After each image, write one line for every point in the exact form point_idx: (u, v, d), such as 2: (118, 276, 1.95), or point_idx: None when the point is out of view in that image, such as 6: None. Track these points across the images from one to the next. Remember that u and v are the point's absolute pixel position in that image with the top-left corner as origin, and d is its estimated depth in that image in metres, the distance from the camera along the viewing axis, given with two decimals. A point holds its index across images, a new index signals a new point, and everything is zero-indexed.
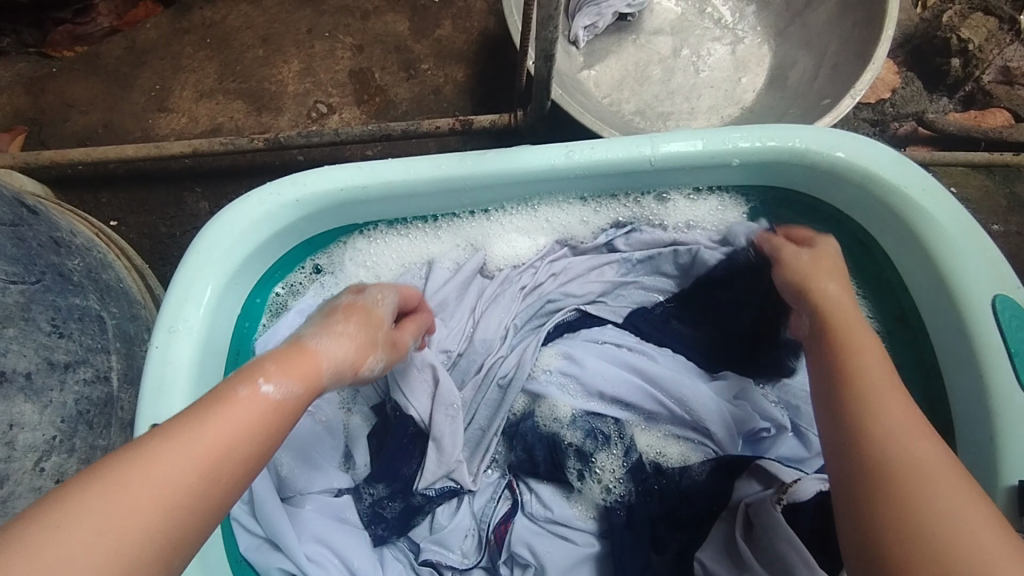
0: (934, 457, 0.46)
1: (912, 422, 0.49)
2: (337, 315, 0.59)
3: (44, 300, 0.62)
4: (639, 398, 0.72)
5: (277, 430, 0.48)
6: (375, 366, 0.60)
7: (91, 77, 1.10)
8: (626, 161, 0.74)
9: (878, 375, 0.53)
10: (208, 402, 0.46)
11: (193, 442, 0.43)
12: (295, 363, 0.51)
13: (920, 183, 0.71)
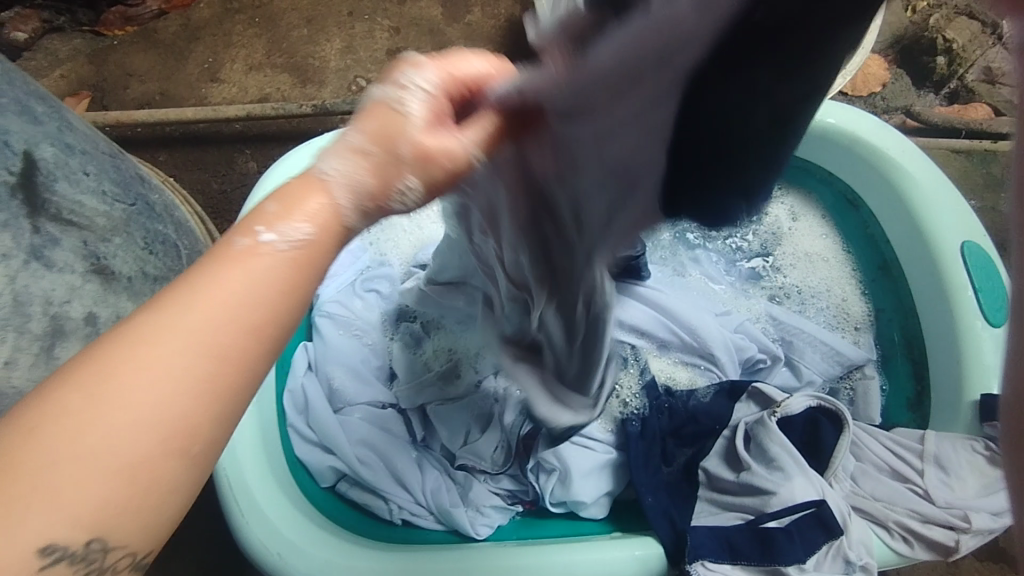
0: None
1: None
2: (361, 121, 0.45)
3: (139, 221, 0.71)
4: (660, 330, 0.83)
5: (297, 285, 0.44)
6: (412, 194, 0.46)
7: (148, 49, 1.20)
8: None
9: None
10: (210, 261, 0.42)
11: (189, 318, 0.40)
12: (297, 195, 0.44)
13: (900, 145, 0.81)
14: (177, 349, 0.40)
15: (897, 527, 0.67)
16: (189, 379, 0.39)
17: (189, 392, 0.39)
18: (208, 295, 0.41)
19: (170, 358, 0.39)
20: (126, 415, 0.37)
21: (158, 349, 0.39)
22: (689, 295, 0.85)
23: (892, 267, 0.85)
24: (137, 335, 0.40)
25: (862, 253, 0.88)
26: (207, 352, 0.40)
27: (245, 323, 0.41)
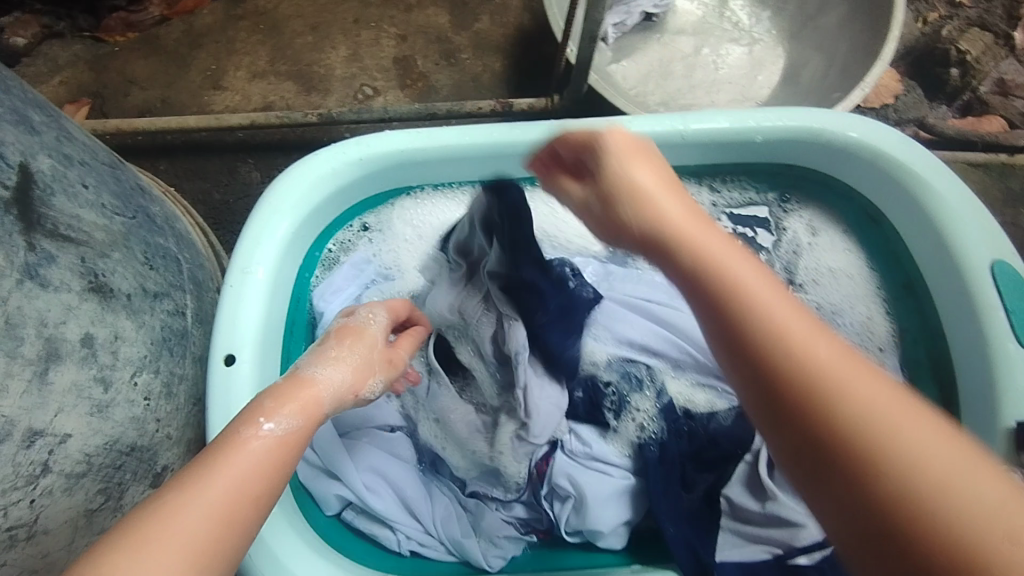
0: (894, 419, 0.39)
1: (892, 403, 0.40)
2: (328, 342, 0.59)
3: (139, 235, 0.68)
4: (671, 349, 0.80)
5: (284, 464, 0.48)
6: (276, 429, 0.48)
7: (149, 56, 1.17)
8: (661, 136, 0.82)
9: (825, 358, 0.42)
10: (217, 450, 0.46)
11: (217, 487, 0.44)
12: (290, 391, 0.51)
13: (924, 160, 0.79)
14: (192, 506, 0.43)
15: None
16: (208, 529, 0.42)
17: (197, 534, 0.42)
18: (239, 442, 0.47)
19: (190, 514, 0.42)
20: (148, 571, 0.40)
21: (172, 514, 0.42)
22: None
23: (915, 285, 0.83)
24: (164, 498, 0.43)
25: (885, 270, 0.86)
26: (223, 498, 0.44)
27: (250, 495, 0.45)
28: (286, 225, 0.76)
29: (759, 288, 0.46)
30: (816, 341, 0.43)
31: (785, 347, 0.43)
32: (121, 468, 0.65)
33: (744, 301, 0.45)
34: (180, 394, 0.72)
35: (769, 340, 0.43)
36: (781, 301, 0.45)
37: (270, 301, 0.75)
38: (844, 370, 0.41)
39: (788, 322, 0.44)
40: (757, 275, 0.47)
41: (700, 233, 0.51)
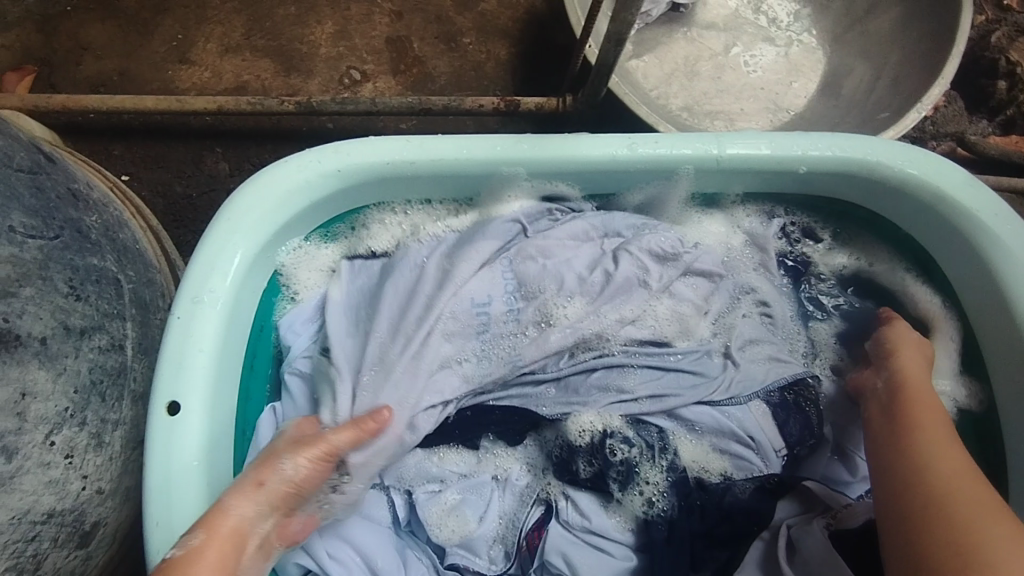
0: (985, 539, 0.48)
1: (989, 514, 0.51)
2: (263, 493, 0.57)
3: (62, 259, 0.56)
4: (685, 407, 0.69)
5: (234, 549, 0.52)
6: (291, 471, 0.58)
7: (108, 19, 1.03)
8: (691, 160, 0.70)
9: (953, 481, 0.53)
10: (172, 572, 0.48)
11: None
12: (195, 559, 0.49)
13: (991, 206, 0.68)
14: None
15: None
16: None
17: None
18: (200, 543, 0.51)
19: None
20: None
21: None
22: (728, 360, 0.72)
23: (966, 346, 0.73)
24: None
25: (932, 325, 0.75)
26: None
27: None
28: (248, 246, 0.65)
29: (927, 442, 0.57)
30: (971, 501, 0.52)
31: (941, 501, 0.52)
32: (36, 538, 0.54)
33: (920, 463, 0.56)
34: (115, 442, 0.60)
35: (937, 488, 0.53)
36: (932, 419, 0.60)
37: (226, 337, 0.64)
38: (982, 520, 0.50)
39: (953, 475, 0.54)
40: (935, 423, 0.59)
41: (919, 397, 0.62)
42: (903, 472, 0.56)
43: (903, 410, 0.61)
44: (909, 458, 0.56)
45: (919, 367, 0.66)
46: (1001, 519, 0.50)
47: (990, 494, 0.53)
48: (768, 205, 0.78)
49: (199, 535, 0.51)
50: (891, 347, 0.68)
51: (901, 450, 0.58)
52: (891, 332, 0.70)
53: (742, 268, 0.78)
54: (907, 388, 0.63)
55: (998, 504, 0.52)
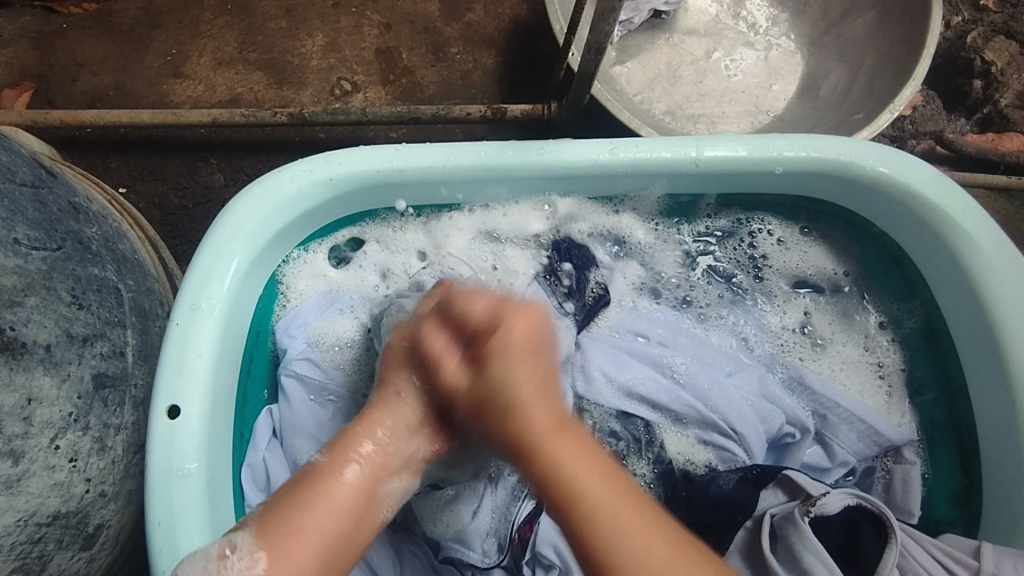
0: (625, 531, 0.49)
1: (624, 509, 0.50)
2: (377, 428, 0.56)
3: (65, 269, 0.59)
4: (661, 395, 0.72)
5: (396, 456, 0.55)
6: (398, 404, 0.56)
7: (102, 36, 1.05)
8: (671, 163, 0.73)
9: (587, 473, 0.51)
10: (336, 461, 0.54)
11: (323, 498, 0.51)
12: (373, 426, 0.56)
13: (959, 202, 0.70)
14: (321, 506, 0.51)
15: None
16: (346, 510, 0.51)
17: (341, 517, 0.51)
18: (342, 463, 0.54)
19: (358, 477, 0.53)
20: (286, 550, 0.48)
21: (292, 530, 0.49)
22: (701, 353, 0.75)
23: (939, 337, 0.76)
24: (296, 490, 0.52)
25: (907, 317, 0.78)
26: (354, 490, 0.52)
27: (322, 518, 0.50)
28: (243, 255, 0.67)
29: (552, 438, 0.52)
30: (603, 495, 0.50)
31: (593, 532, 0.49)
32: (42, 540, 0.56)
33: (561, 480, 0.50)
34: (117, 446, 0.63)
35: (579, 506, 0.50)
36: (552, 420, 0.53)
37: (224, 343, 0.66)
38: (660, 561, 0.48)
39: (592, 488, 0.50)
40: (567, 439, 0.53)
41: (509, 362, 0.54)
42: (549, 491, 0.51)
43: (524, 438, 0.52)
44: (555, 485, 0.50)
45: (526, 343, 0.55)
46: (616, 492, 0.50)
47: (662, 519, 0.50)
48: (747, 206, 0.81)
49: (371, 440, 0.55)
50: (479, 369, 0.55)
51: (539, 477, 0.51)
52: (501, 334, 0.55)
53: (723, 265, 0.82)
54: (522, 410, 0.53)
55: (675, 528, 0.50)
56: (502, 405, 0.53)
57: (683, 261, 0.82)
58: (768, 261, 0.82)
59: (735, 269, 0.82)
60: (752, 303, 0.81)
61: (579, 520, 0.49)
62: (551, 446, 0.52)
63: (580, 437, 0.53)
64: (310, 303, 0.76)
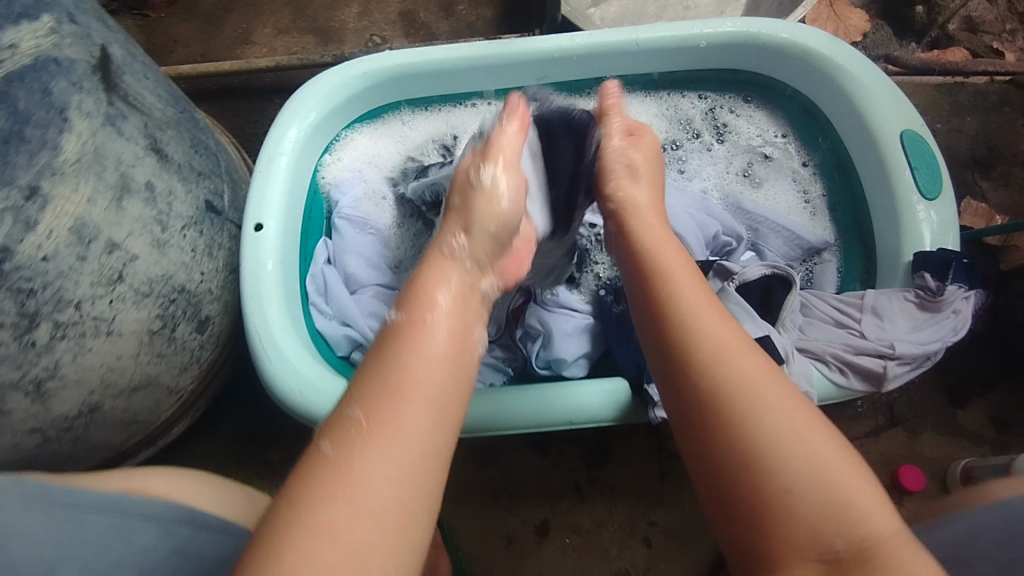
0: (817, 448, 0.51)
1: (804, 422, 0.52)
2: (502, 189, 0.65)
3: (187, 125, 0.85)
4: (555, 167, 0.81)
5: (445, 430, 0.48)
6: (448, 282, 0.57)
7: (190, 19, 1.36)
8: (618, 45, 0.95)
9: (770, 386, 0.54)
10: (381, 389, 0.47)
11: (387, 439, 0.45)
12: (388, 410, 0.46)
13: (845, 53, 0.89)
14: (385, 429, 0.45)
15: (835, 361, 0.75)
16: (411, 431, 0.46)
17: (426, 427, 0.46)
18: (365, 420, 0.45)
19: (394, 424, 0.45)
20: (346, 545, 0.40)
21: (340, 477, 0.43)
22: (654, 181, 0.96)
23: (845, 163, 0.94)
24: (297, 493, 0.43)
25: (824, 154, 0.97)
26: (444, 314, 0.53)
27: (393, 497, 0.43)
28: (302, 128, 0.92)
29: (732, 349, 0.57)
30: (767, 389, 0.54)
31: (735, 415, 0.53)
32: (177, 302, 0.81)
33: (709, 363, 0.56)
34: (221, 258, 0.88)
35: (731, 401, 0.54)
36: (713, 317, 0.60)
37: (292, 187, 0.90)
38: (825, 465, 0.50)
39: (745, 369, 0.55)
40: (740, 345, 0.58)
41: (704, 300, 0.61)
42: (676, 359, 0.58)
43: (693, 332, 0.58)
44: (703, 372, 0.56)
45: (682, 258, 0.67)
46: (814, 425, 0.53)
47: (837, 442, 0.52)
48: (690, 81, 1.01)
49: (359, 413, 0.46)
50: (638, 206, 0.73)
51: (716, 365, 0.56)
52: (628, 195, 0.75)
53: (680, 128, 1.02)
54: (671, 276, 0.64)
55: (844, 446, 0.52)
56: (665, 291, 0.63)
57: (658, 125, 1.02)
58: (721, 125, 1.01)
59: (696, 133, 1.02)
60: (705, 154, 1.01)
61: (722, 399, 0.54)
62: (719, 339, 0.58)
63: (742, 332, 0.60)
64: (348, 175, 1.00)
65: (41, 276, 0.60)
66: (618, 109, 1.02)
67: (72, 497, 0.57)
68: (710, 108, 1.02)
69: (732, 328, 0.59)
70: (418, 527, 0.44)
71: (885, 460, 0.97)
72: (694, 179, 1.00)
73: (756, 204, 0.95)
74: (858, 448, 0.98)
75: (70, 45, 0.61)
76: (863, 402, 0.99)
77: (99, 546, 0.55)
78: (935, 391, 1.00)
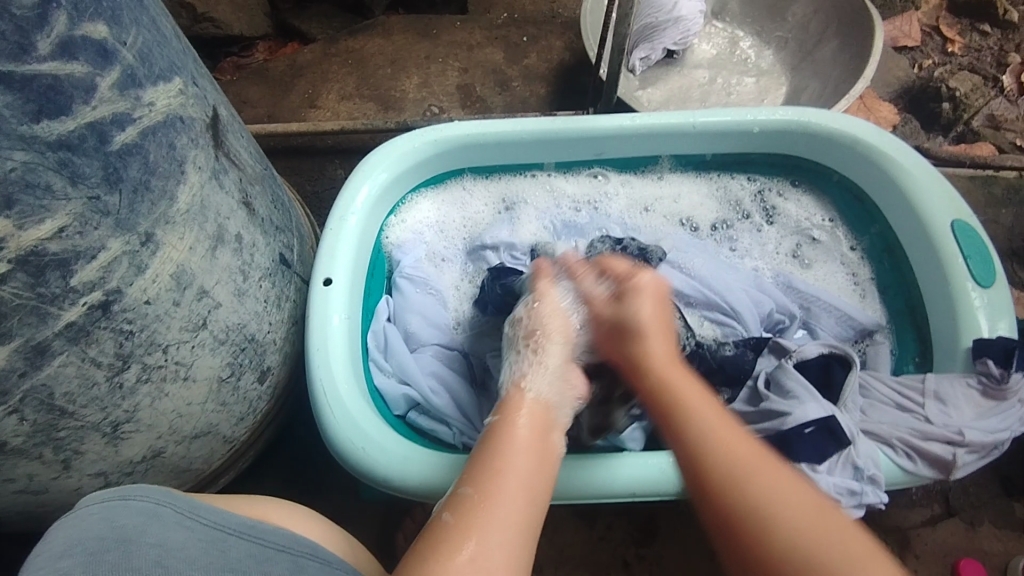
0: (852, 550, 0.55)
1: (835, 526, 0.57)
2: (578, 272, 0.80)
3: (269, 183, 0.88)
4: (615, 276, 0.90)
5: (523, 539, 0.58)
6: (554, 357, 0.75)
7: (260, 83, 1.44)
8: (676, 126, 1.00)
9: (761, 481, 0.60)
10: (473, 500, 0.59)
11: (488, 524, 0.57)
12: (478, 503, 0.59)
13: (893, 144, 0.94)
14: (492, 502, 0.59)
15: (902, 446, 0.74)
16: (512, 495, 0.60)
17: (526, 498, 0.61)
18: (476, 495, 0.60)
19: (499, 500, 0.59)
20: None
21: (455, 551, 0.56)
22: (708, 256, 0.98)
23: (894, 248, 0.97)
24: (435, 542, 0.57)
25: (872, 238, 1.00)
26: (525, 435, 0.66)
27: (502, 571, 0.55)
28: (372, 189, 0.96)
29: (721, 443, 0.64)
30: (774, 489, 0.60)
31: (739, 507, 0.60)
32: (244, 352, 0.81)
33: (724, 466, 0.62)
34: (285, 310, 0.90)
35: (760, 536, 0.58)
36: (737, 439, 0.64)
37: (360, 246, 0.93)
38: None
39: (742, 466, 0.62)
40: (734, 440, 0.64)
41: (675, 373, 0.70)
42: (694, 457, 0.64)
43: (671, 402, 0.68)
44: (705, 453, 0.64)
45: (654, 321, 0.74)
46: (846, 528, 0.57)
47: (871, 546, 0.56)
48: (740, 163, 1.06)
49: (448, 516, 0.59)
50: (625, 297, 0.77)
51: (730, 472, 0.62)
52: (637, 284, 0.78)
53: (730, 207, 1.06)
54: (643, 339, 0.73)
55: (871, 545, 0.56)
56: (630, 365, 0.73)
57: (710, 203, 1.06)
58: (770, 206, 1.05)
59: (746, 213, 1.05)
60: (755, 234, 1.04)
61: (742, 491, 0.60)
62: (722, 433, 0.64)
63: (725, 416, 0.67)
64: (408, 237, 1.02)
65: (141, 319, 0.62)
66: (670, 187, 1.06)
67: (217, 519, 0.56)
68: (759, 191, 1.06)
69: (732, 426, 0.66)
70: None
71: (943, 553, 0.94)
72: (744, 257, 1.02)
73: (807, 285, 0.97)
74: (914, 538, 0.95)
75: (193, 105, 0.66)
76: (919, 489, 0.97)
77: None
78: (991, 482, 0.98)
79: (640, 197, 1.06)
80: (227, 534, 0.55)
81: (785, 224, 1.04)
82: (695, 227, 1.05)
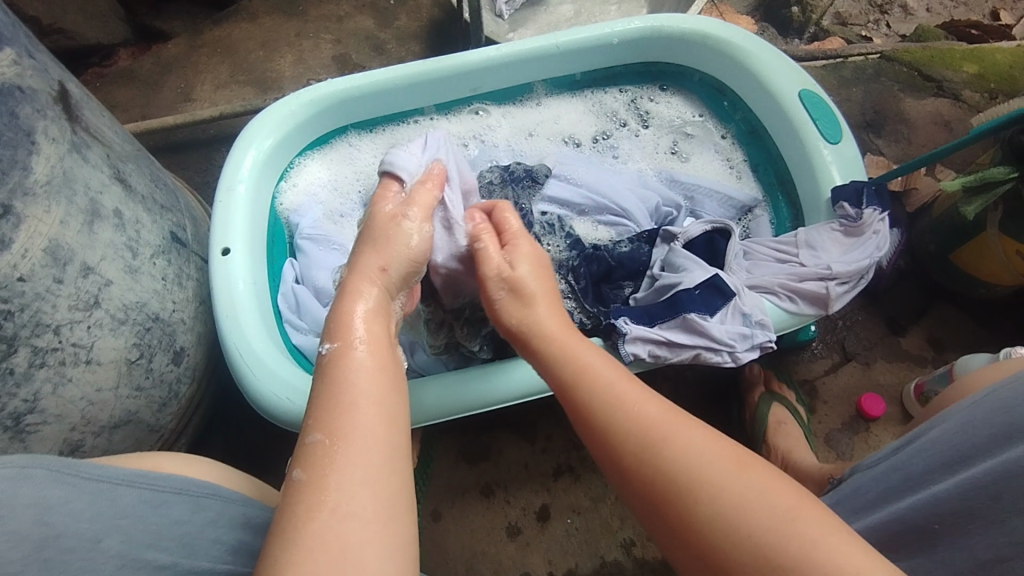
0: (764, 492, 0.46)
1: (740, 466, 0.49)
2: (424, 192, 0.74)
3: (146, 161, 0.86)
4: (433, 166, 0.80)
5: (389, 487, 0.50)
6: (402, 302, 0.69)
7: (128, 85, 1.39)
8: (543, 49, 1.04)
9: (675, 434, 0.52)
10: (310, 458, 0.50)
11: (332, 480, 0.48)
12: (322, 459, 0.49)
13: (737, 33, 1.02)
14: (348, 443, 0.50)
15: (783, 291, 0.83)
16: (369, 434, 0.51)
17: (381, 434, 0.52)
18: (329, 440, 0.50)
19: (355, 436, 0.51)
20: (335, 539, 0.45)
21: (308, 515, 0.47)
22: (593, 166, 1.04)
23: (757, 129, 1.05)
24: (283, 521, 0.47)
25: (738, 125, 1.08)
26: (367, 360, 0.57)
27: (366, 527, 0.47)
28: (255, 154, 0.95)
29: (622, 405, 0.55)
30: (680, 437, 0.52)
31: (652, 470, 0.51)
32: (151, 332, 0.79)
33: (620, 430, 0.54)
34: (192, 289, 0.88)
35: (679, 485, 0.49)
36: (645, 398, 0.56)
37: (255, 212, 0.93)
38: (788, 519, 0.44)
39: (659, 426, 0.53)
40: (638, 394, 0.56)
41: (582, 350, 0.63)
42: (599, 427, 0.56)
43: (578, 376, 0.60)
44: (608, 428, 0.55)
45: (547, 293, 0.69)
46: (750, 467, 0.49)
47: (793, 488, 0.47)
48: (610, 76, 1.11)
49: (298, 474, 0.50)
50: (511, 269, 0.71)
51: (637, 428, 0.53)
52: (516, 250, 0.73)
53: (608, 118, 1.12)
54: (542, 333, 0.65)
55: (787, 485, 0.48)
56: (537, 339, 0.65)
57: (590, 119, 1.12)
58: (643, 112, 1.12)
59: (623, 122, 1.12)
60: (634, 139, 1.11)
61: (645, 455, 0.51)
62: (618, 395, 0.56)
63: (632, 380, 0.59)
64: (304, 202, 1.03)
65: (19, 296, 0.61)
66: (549, 110, 1.11)
67: (99, 471, 0.54)
68: (632, 100, 1.12)
69: (635, 386, 0.58)
70: (399, 524, 0.48)
71: (847, 394, 1.05)
72: (628, 162, 1.09)
73: (687, 176, 1.04)
74: (821, 386, 1.06)
75: (33, 78, 0.64)
76: (818, 345, 1.08)
77: (134, 518, 0.53)
78: (877, 324, 1.10)
79: (524, 125, 1.10)
80: (114, 484, 0.54)
81: (660, 126, 1.11)
82: (579, 142, 1.11)
